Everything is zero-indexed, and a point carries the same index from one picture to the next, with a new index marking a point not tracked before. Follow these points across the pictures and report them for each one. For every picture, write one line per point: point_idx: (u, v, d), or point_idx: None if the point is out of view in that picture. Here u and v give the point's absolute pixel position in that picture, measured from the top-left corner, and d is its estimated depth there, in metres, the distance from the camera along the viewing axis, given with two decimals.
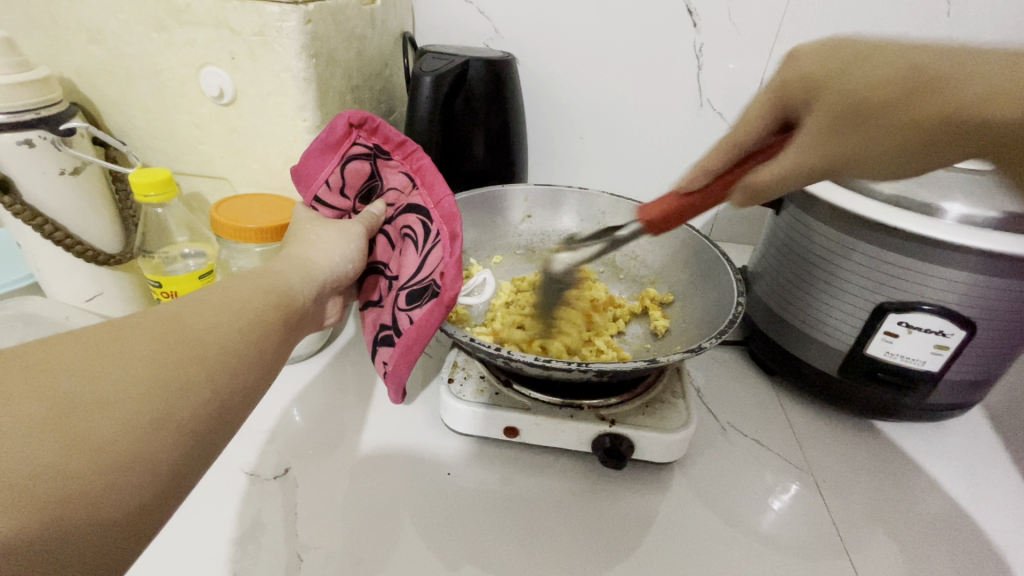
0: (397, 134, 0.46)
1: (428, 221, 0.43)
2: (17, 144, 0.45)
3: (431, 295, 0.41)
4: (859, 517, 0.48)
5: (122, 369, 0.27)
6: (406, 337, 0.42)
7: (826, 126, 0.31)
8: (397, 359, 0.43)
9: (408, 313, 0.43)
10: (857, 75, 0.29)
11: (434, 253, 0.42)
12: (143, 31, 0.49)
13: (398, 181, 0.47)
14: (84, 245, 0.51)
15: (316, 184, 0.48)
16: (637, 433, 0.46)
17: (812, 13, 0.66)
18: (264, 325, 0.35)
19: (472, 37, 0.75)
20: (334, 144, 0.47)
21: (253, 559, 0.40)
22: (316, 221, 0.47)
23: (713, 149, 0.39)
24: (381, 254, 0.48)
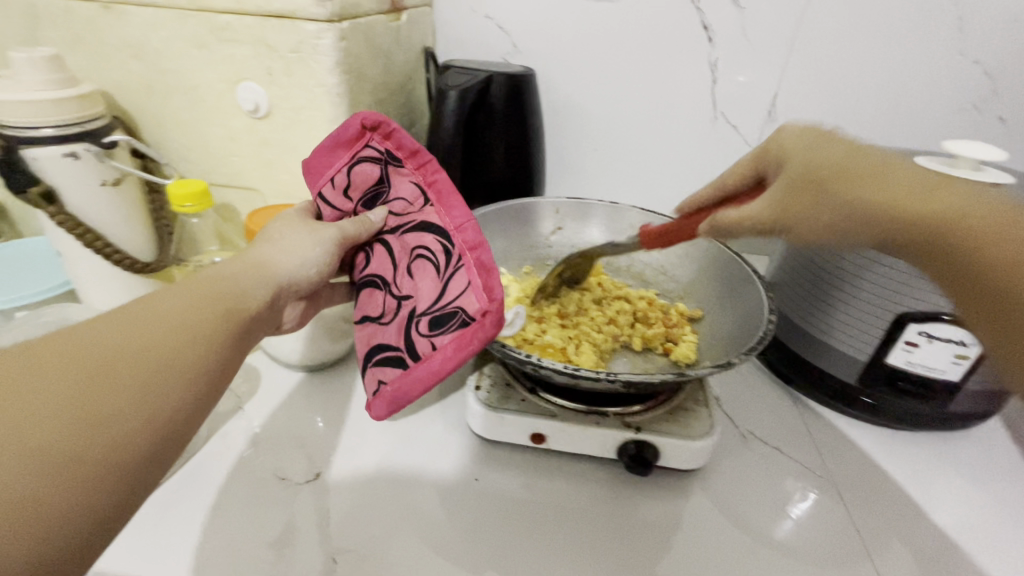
0: (412, 141, 0.44)
1: (449, 245, 0.42)
2: (64, 157, 0.47)
3: (459, 324, 0.40)
4: (880, 525, 0.48)
5: (43, 394, 0.26)
6: (424, 364, 0.40)
7: (791, 186, 0.40)
8: (405, 384, 0.41)
9: (427, 339, 0.41)
10: (813, 153, 0.39)
11: (458, 281, 0.41)
12: (183, 48, 0.50)
13: (407, 191, 0.44)
14: (122, 254, 0.53)
15: (322, 179, 0.46)
16: (661, 440, 0.47)
17: (823, 30, 0.68)
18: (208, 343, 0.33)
19: (491, 51, 0.77)
20: (346, 141, 0.45)
21: (289, 561, 0.41)
22: (285, 220, 0.45)
23: (710, 187, 0.51)
24: (379, 268, 0.45)
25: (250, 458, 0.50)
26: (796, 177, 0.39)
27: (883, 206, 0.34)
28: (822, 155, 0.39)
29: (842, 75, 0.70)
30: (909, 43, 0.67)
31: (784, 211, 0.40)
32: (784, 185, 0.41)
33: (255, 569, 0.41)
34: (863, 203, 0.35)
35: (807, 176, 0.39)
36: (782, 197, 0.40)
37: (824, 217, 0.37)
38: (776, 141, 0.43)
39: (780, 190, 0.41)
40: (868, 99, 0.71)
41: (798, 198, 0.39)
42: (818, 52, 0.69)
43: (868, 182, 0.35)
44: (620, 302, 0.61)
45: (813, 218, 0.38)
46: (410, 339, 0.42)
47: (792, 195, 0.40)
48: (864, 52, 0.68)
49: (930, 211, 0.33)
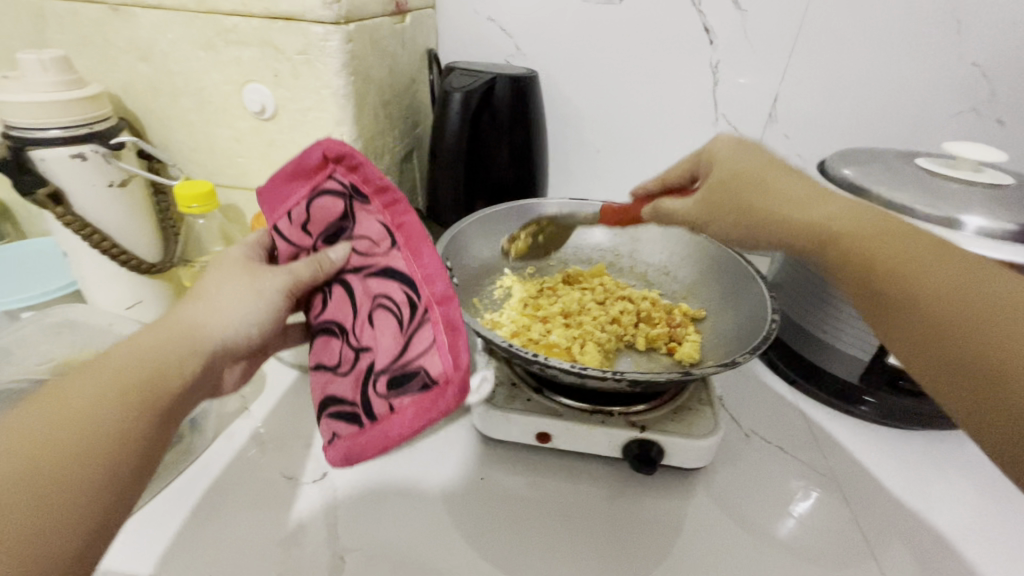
0: (380, 176, 0.39)
1: (414, 295, 0.36)
2: (71, 157, 0.47)
3: (419, 386, 0.34)
4: (883, 523, 0.49)
5: None
6: (379, 431, 0.35)
7: (711, 190, 0.43)
8: (355, 448, 0.36)
9: (386, 400, 0.35)
10: (735, 162, 0.42)
11: (422, 337, 0.35)
12: (190, 49, 0.51)
13: (373, 230, 0.38)
14: (128, 254, 0.53)
15: (281, 211, 0.42)
16: (667, 439, 0.47)
17: (823, 32, 0.69)
18: (133, 415, 0.30)
19: (494, 54, 0.77)
20: (307, 171, 0.41)
21: (297, 560, 0.42)
22: (231, 266, 0.41)
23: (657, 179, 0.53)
24: (339, 314, 0.40)
25: (256, 458, 0.50)
26: (714, 183, 0.43)
27: (779, 210, 0.37)
28: (739, 165, 0.42)
29: (841, 78, 0.71)
30: (908, 46, 0.67)
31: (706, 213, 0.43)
32: (708, 188, 0.43)
33: (264, 568, 0.41)
34: (762, 210, 0.38)
35: (724, 182, 0.42)
36: (704, 199, 0.43)
37: (733, 221, 0.40)
38: (706, 148, 0.46)
39: (704, 189, 0.44)
40: (867, 102, 0.72)
41: (716, 197, 0.42)
42: (818, 54, 0.70)
43: (768, 193, 0.38)
44: (624, 302, 0.61)
45: (725, 217, 0.41)
46: (368, 399, 0.36)
47: (710, 198, 0.43)
48: (863, 55, 0.69)
49: (813, 219, 0.35)
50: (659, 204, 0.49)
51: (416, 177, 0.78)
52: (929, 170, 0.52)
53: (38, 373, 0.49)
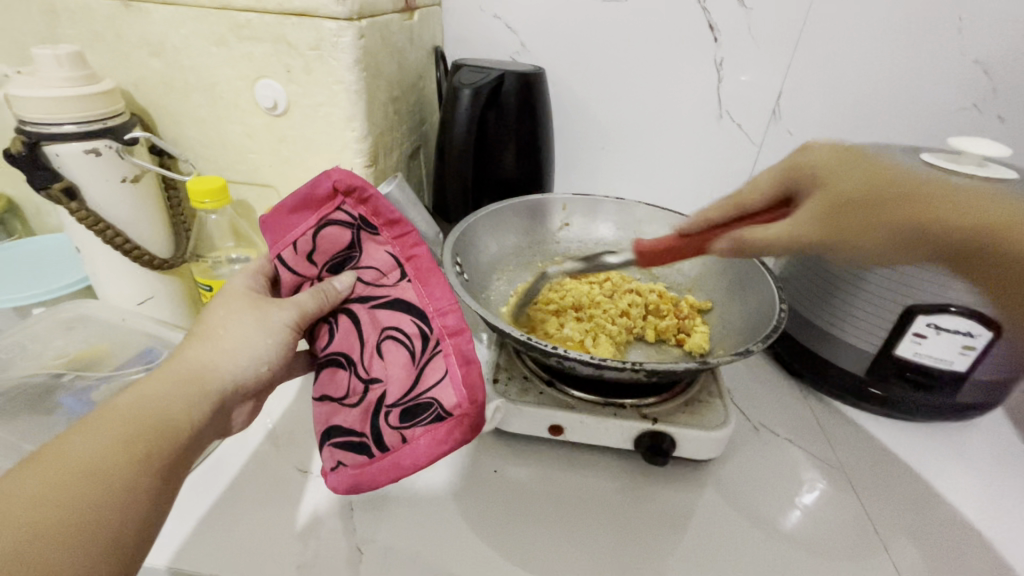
0: (391, 209, 0.39)
1: (425, 328, 0.37)
2: (85, 153, 0.47)
3: (433, 418, 0.36)
4: (891, 514, 0.49)
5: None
6: (392, 461, 0.36)
7: (823, 210, 0.37)
8: (366, 478, 0.37)
9: (397, 431, 0.37)
10: (849, 176, 0.37)
11: (434, 369, 0.37)
12: (203, 45, 0.51)
13: (382, 261, 0.39)
14: (140, 250, 0.53)
15: (283, 241, 0.40)
16: (679, 431, 0.48)
17: (827, 30, 0.69)
18: (134, 467, 0.29)
19: (500, 51, 0.78)
20: (314, 201, 0.39)
21: (315, 552, 0.42)
22: (233, 300, 0.39)
23: (720, 205, 0.48)
24: (343, 345, 0.38)
25: (271, 452, 0.50)
26: (830, 202, 0.37)
27: (925, 220, 0.31)
28: (855, 177, 0.37)
29: (843, 74, 0.71)
30: (910, 42, 0.68)
31: (822, 234, 0.37)
32: (819, 206, 0.38)
33: (282, 560, 0.41)
34: (909, 226, 0.32)
35: (842, 199, 0.36)
36: (819, 218, 0.37)
37: (871, 242, 0.34)
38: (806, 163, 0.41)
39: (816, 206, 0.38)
40: (870, 99, 0.72)
41: (839, 213, 0.36)
42: (822, 51, 0.71)
43: (913, 200, 0.32)
44: (632, 295, 0.61)
45: (861, 228, 0.34)
46: (377, 430, 0.37)
47: (827, 216, 0.37)
48: (867, 51, 0.70)
49: (979, 219, 0.30)
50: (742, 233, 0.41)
51: (422, 173, 0.78)
52: (933, 162, 0.53)
53: (53, 368, 0.49)
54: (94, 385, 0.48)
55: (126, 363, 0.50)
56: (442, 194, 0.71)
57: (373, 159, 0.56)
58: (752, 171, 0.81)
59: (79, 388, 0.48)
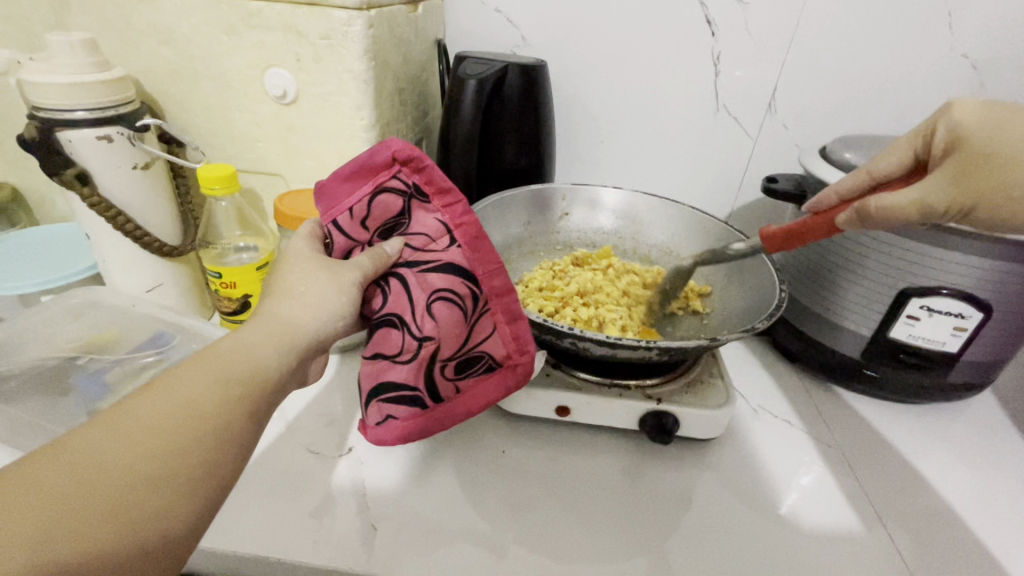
0: (445, 180, 0.41)
1: (475, 290, 0.41)
2: (97, 139, 0.48)
3: (485, 366, 0.43)
4: (884, 491, 0.51)
5: (130, 435, 0.27)
6: (448, 407, 0.43)
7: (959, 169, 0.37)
8: (422, 424, 0.43)
9: (453, 382, 0.43)
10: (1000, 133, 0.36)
11: (486, 327, 0.42)
12: (213, 34, 0.51)
13: (432, 227, 0.41)
14: (150, 236, 0.53)
15: (338, 208, 0.41)
16: (682, 410, 0.49)
17: (821, 25, 0.71)
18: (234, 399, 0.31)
19: (501, 44, 0.79)
20: (370, 168, 0.40)
21: (330, 529, 0.43)
22: (304, 261, 0.39)
23: (851, 177, 0.45)
24: (396, 306, 0.40)
25: (283, 434, 0.51)
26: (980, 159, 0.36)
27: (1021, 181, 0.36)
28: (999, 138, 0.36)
29: (837, 70, 0.73)
30: (900, 39, 0.70)
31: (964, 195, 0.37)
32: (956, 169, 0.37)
33: (298, 537, 0.42)
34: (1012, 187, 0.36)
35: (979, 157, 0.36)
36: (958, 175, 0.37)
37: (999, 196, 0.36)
38: (950, 126, 0.38)
39: (961, 167, 0.37)
40: (861, 93, 0.74)
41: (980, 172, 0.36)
42: (816, 47, 0.73)
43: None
44: (630, 276, 0.64)
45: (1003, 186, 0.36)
46: (433, 380, 0.42)
47: (961, 179, 0.37)
48: (858, 46, 0.71)
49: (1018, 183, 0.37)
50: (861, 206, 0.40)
51: None
52: None
53: (66, 352, 0.50)
54: (107, 367, 0.49)
55: (138, 347, 0.51)
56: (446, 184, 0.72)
57: None
58: (748, 164, 0.82)
59: (93, 369, 0.48)
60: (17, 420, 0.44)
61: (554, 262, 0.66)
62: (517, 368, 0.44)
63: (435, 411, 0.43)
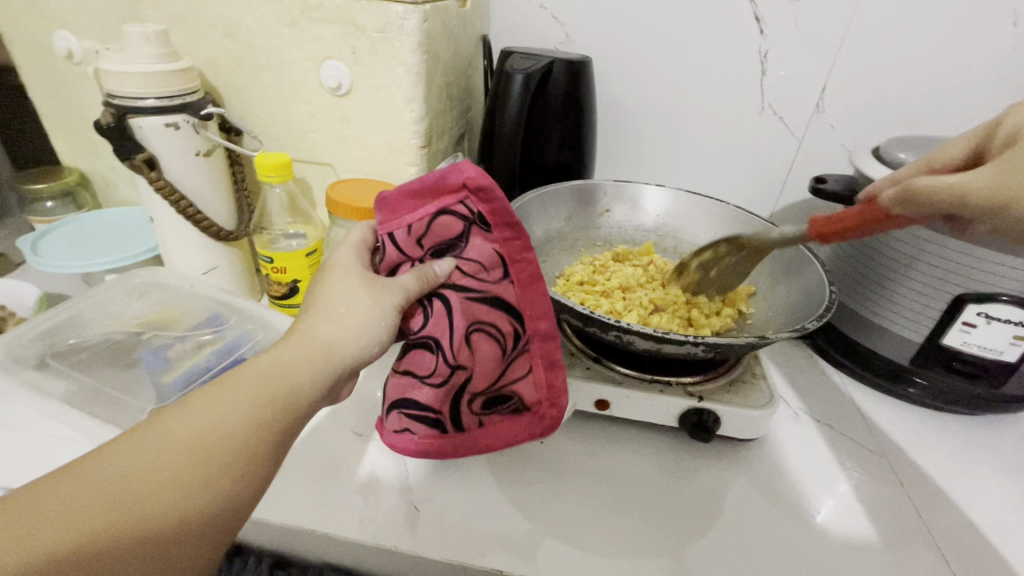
0: (511, 214, 0.42)
1: (519, 328, 0.43)
2: (165, 126, 0.50)
3: (512, 406, 0.46)
4: (936, 506, 0.50)
5: (161, 448, 0.28)
6: (469, 436, 0.46)
7: (1004, 165, 0.33)
8: (439, 446, 0.45)
9: (479, 414, 0.45)
10: None
11: (520, 368, 0.44)
12: (274, 27, 0.53)
13: (487, 258, 0.42)
14: (209, 221, 0.56)
15: (397, 223, 0.42)
16: (724, 409, 0.49)
17: (875, 23, 0.69)
18: (265, 415, 0.31)
19: (546, 40, 0.79)
20: (437, 189, 0.41)
21: (375, 507, 0.44)
22: (348, 276, 0.39)
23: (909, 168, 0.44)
24: (435, 329, 0.41)
25: (329, 415, 0.53)
26: (1013, 155, 0.34)
27: None
28: None
29: (890, 68, 0.71)
30: (960, 37, 0.67)
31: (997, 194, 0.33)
32: (1003, 164, 0.34)
33: (344, 513, 0.44)
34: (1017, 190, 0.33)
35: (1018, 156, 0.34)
36: (1000, 172, 0.33)
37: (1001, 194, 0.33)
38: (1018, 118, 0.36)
39: (1002, 168, 0.33)
40: (915, 93, 0.72)
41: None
42: (869, 44, 0.71)
43: None
44: None
45: None
46: (457, 409, 0.44)
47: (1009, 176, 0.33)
48: (914, 46, 0.69)
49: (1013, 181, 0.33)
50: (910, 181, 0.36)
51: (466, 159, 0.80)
52: None
53: (132, 327, 0.52)
54: (169, 344, 0.51)
55: (197, 325, 0.53)
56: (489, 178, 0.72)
57: (428, 141, 0.58)
58: (793, 163, 0.81)
59: (157, 345, 0.51)
60: (90, 388, 0.47)
61: (594, 257, 0.67)
62: (545, 415, 0.46)
63: (453, 437, 0.45)
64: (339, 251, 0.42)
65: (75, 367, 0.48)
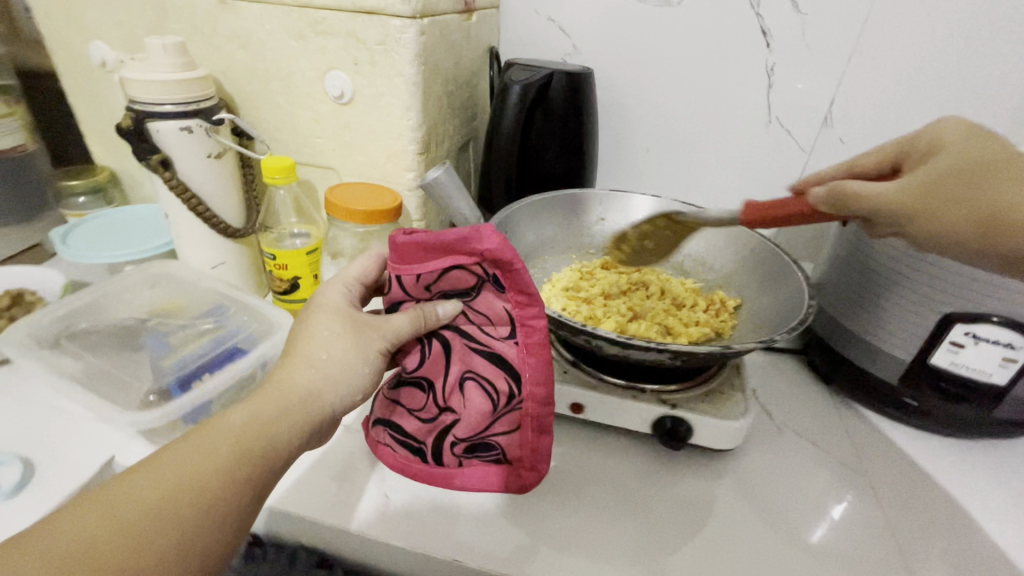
0: (529, 285, 0.41)
1: (515, 389, 0.43)
2: (180, 130, 0.54)
3: (495, 457, 0.46)
4: (917, 528, 0.48)
5: (136, 505, 0.30)
6: (445, 475, 0.46)
7: (929, 176, 0.37)
8: (415, 473, 0.47)
9: (460, 458, 0.46)
10: (980, 152, 0.36)
11: (508, 425, 0.45)
12: (284, 39, 0.57)
13: (496, 315, 0.43)
14: (217, 219, 0.60)
15: (407, 269, 0.42)
16: (697, 418, 0.49)
17: (888, 37, 0.68)
18: (240, 469, 0.34)
19: (553, 52, 0.81)
20: (453, 247, 0.41)
21: (349, 493, 0.47)
22: (335, 318, 0.42)
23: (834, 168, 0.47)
24: (430, 369, 0.44)
25: None
26: (945, 165, 0.37)
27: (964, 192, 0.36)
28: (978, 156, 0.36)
29: (902, 82, 0.70)
30: (977, 52, 0.66)
31: (920, 197, 0.37)
32: (927, 174, 0.37)
33: (319, 497, 0.46)
34: (940, 195, 0.36)
35: (949, 171, 0.37)
36: (924, 182, 0.37)
37: (925, 197, 0.37)
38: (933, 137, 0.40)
39: (929, 176, 0.37)
40: (931, 108, 0.70)
41: (959, 182, 0.36)
42: (880, 57, 0.70)
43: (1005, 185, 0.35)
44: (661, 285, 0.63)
45: (961, 206, 0.36)
46: (441, 448, 0.46)
47: (931, 187, 0.37)
48: (927, 60, 0.68)
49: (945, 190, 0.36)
50: (844, 184, 0.39)
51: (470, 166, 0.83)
52: None
53: (142, 315, 0.57)
54: (172, 330, 0.54)
55: (198, 315, 0.57)
56: (489, 185, 0.75)
57: (426, 148, 0.61)
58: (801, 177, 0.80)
59: (161, 331, 0.54)
60: (99, 369, 0.51)
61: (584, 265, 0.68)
62: (524, 474, 0.46)
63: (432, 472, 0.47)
64: (332, 290, 0.45)
65: (87, 348, 0.52)
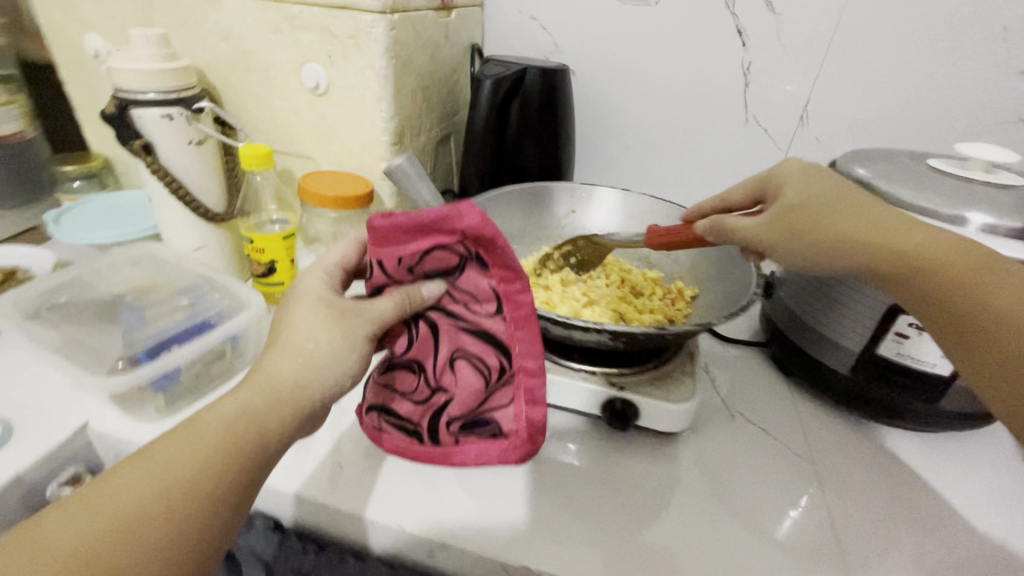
0: (513, 261, 0.41)
1: (506, 364, 0.44)
2: (161, 117, 0.57)
3: (490, 432, 0.47)
4: (860, 512, 0.49)
5: (112, 505, 0.29)
6: (440, 451, 0.48)
7: (782, 213, 0.43)
8: (410, 450, 0.48)
9: (454, 433, 0.47)
10: (814, 188, 0.42)
11: (501, 400, 0.45)
12: (263, 33, 0.60)
13: (483, 294, 0.43)
14: (198, 203, 0.63)
15: (386, 252, 0.42)
16: (643, 400, 0.50)
17: (860, 38, 0.69)
18: (221, 464, 0.32)
19: (534, 50, 0.83)
20: (432, 226, 0.41)
21: (303, 460, 0.49)
22: (314, 305, 0.40)
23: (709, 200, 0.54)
24: (420, 351, 0.44)
25: None
26: (791, 203, 0.43)
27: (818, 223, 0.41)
28: (817, 191, 0.42)
29: (876, 82, 0.71)
30: (948, 53, 0.67)
31: (782, 233, 0.43)
32: (779, 211, 0.43)
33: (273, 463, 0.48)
34: (804, 228, 0.41)
35: (799, 206, 0.42)
36: (779, 220, 0.43)
37: (789, 232, 0.42)
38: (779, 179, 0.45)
39: (783, 214, 0.43)
40: (904, 108, 0.71)
41: (809, 215, 0.41)
42: (853, 57, 0.71)
43: (854, 216, 0.40)
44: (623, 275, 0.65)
45: (821, 236, 0.41)
46: (436, 427, 0.46)
47: (787, 221, 0.42)
48: (899, 61, 0.69)
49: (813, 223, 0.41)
50: (721, 219, 0.47)
51: (451, 159, 0.85)
52: (939, 169, 0.53)
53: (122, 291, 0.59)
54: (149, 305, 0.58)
55: (176, 292, 0.60)
56: (465, 177, 0.77)
57: (398, 138, 0.63)
58: None
59: (139, 305, 0.58)
60: (76, 339, 0.53)
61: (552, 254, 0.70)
62: (518, 445, 0.47)
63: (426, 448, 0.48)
64: (310, 276, 0.43)
65: (66, 320, 0.55)
